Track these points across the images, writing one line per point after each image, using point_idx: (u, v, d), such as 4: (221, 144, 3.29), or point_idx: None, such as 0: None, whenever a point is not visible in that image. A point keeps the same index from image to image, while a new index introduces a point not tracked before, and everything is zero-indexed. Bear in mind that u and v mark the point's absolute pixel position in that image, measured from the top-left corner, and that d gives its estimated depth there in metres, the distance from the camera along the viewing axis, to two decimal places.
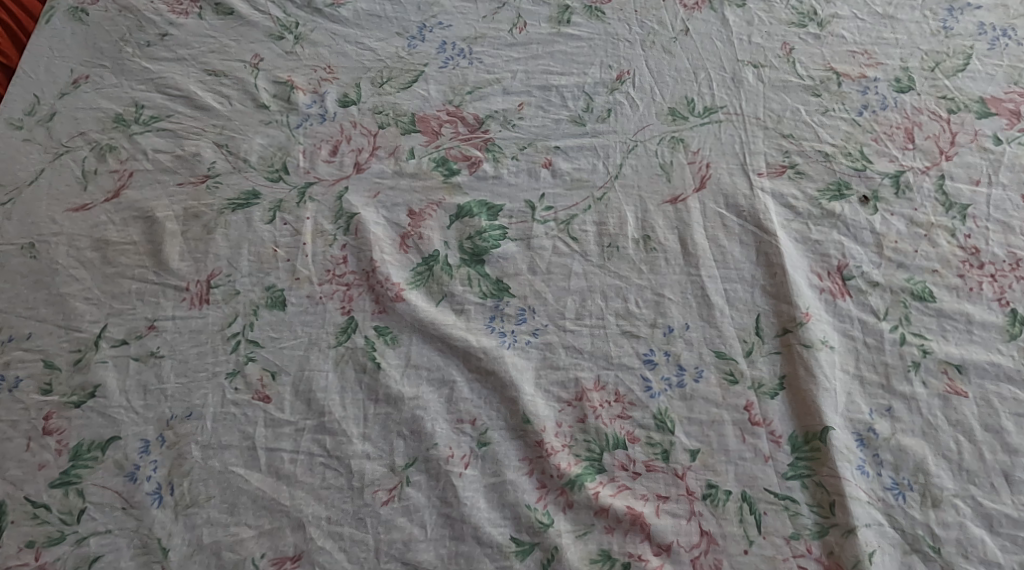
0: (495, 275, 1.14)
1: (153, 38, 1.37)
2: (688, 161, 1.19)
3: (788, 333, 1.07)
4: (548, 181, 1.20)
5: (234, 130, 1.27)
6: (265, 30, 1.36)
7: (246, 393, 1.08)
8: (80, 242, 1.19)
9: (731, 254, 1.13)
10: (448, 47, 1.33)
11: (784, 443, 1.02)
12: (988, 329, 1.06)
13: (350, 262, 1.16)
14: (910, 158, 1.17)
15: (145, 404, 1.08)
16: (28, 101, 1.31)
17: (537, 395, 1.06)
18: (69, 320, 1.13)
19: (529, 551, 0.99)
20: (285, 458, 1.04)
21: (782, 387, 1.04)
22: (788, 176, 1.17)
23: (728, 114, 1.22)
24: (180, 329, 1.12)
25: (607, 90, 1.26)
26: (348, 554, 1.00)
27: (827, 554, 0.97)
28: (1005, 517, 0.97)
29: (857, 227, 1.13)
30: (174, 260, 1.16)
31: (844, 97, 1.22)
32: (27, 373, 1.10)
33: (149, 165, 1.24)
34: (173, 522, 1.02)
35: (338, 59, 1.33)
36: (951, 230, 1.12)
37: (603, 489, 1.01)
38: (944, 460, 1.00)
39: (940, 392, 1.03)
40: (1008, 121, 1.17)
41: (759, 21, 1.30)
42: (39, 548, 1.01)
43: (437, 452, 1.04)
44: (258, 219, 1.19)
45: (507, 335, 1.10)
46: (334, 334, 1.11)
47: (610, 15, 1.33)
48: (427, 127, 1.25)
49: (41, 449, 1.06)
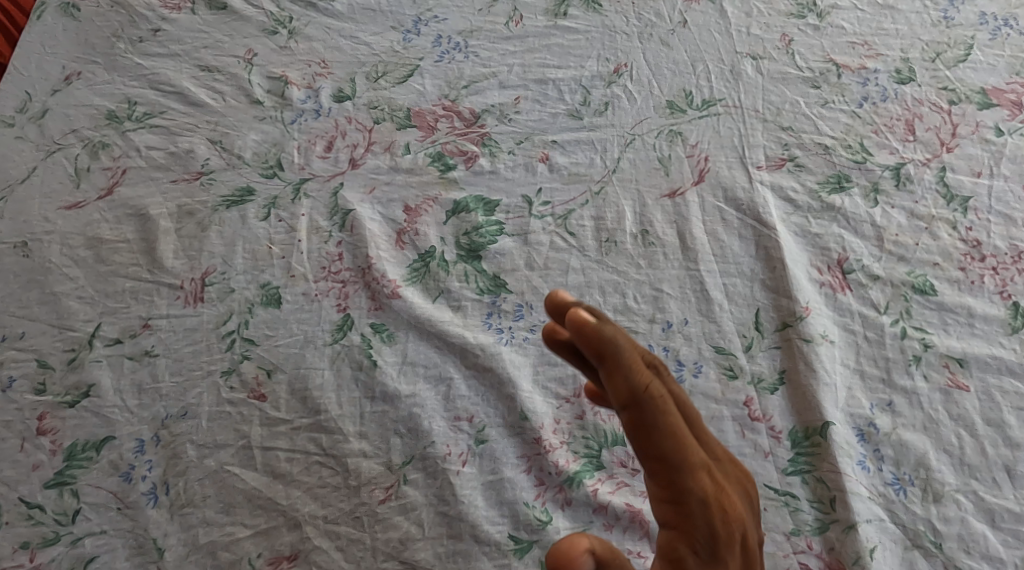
0: (492, 271, 1.13)
1: (146, 33, 1.36)
2: (687, 155, 1.18)
3: (787, 327, 1.06)
4: (546, 176, 1.19)
5: (228, 126, 1.25)
6: (259, 25, 1.35)
7: (242, 392, 1.07)
8: (73, 240, 1.18)
9: (730, 248, 1.12)
10: (444, 40, 1.32)
11: (784, 438, 1.01)
12: (990, 322, 1.04)
13: (346, 259, 1.15)
14: (910, 150, 1.15)
15: (140, 403, 1.07)
16: (20, 98, 1.30)
17: (534, 391, 1.06)
18: (63, 319, 1.12)
19: (528, 549, 0.98)
20: (281, 456, 1.04)
21: (782, 381, 1.04)
22: (788, 169, 1.16)
23: (727, 106, 1.21)
24: (175, 327, 1.11)
25: (604, 83, 1.25)
26: (346, 553, 0.99)
27: (828, 551, 0.96)
28: (1008, 512, 0.96)
29: (857, 220, 1.12)
30: (169, 258, 1.16)
31: (844, 88, 1.21)
32: (20, 373, 1.09)
33: (143, 162, 1.23)
34: (168, 522, 1.01)
35: (333, 53, 1.32)
36: (952, 222, 1.10)
37: (601, 486, 1.01)
38: (946, 454, 0.99)
39: (941, 386, 1.02)
40: (1010, 112, 1.16)
41: (758, 12, 1.29)
42: (34, 549, 1.00)
43: (434, 450, 1.03)
44: (253, 216, 1.18)
45: (505, 332, 1.09)
46: (330, 331, 1.10)
47: (607, 7, 1.32)
48: (423, 121, 1.24)
49: (35, 449, 1.05)
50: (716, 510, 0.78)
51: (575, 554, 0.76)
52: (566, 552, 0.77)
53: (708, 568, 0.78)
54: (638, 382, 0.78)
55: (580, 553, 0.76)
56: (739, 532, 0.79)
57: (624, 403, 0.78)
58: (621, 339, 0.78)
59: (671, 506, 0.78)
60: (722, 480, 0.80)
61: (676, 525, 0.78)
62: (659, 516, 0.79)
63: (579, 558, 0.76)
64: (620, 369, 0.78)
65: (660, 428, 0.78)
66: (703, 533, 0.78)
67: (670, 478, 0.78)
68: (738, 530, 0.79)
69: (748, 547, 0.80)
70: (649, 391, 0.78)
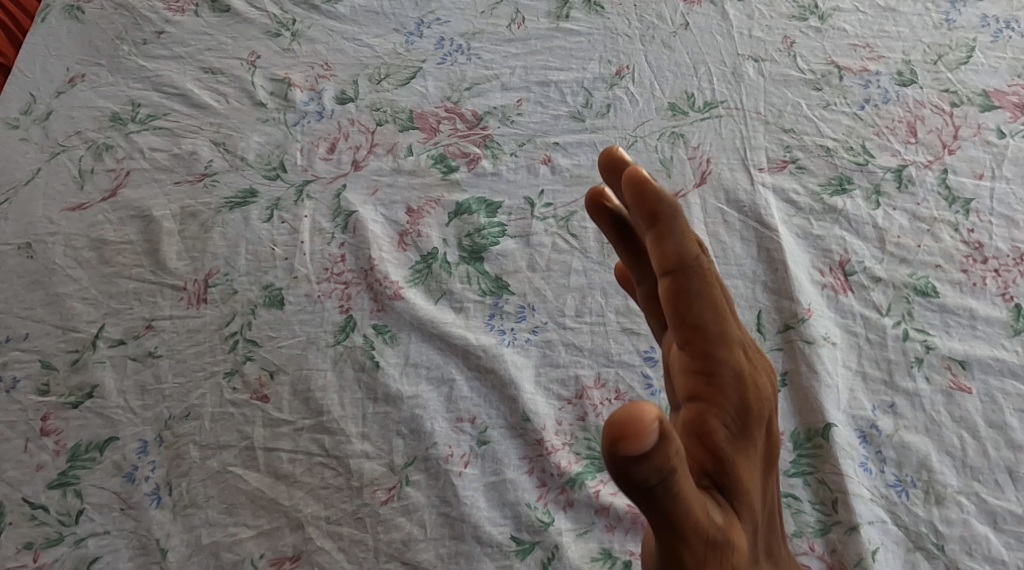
0: (495, 272, 1.13)
1: (150, 36, 1.36)
2: (688, 156, 1.18)
3: (789, 329, 1.06)
4: (548, 178, 1.19)
5: (231, 128, 1.26)
6: (262, 28, 1.36)
7: (244, 393, 1.07)
8: (76, 242, 1.18)
9: (732, 250, 1.12)
10: (446, 43, 1.32)
11: (785, 440, 1.01)
12: (992, 324, 1.04)
13: (348, 260, 1.15)
14: (912, 152, 1.16)
15: (143, 403, 1.07)
16: (24, 101, 1.31)
17: (536, 393, 1.06)
18: (66, 320, 1.13)
19: (530, 550, 0.98)
20: (283, 457, 1.04)
21: (783, 383, 1.04)
22: (790, 171, 1.16)
23: (729, 108, 1.21)
24: (178, 328, 1.11)
25: (606, 85, 1.25)
26: (348, 555, 0.99)
27: (830, 553, 0.96)
28: (1010, 514, 0.96)
29: (858, 222, 1.12)
30: (172, 259, 1.16)
31: (846, 90, 1.21)
32: (24, 374, 1.10)
33: (147, 163, 1.24)
34: (171, 522, 1.01)
35: (336, 56, 1.32)
36: (954, 224, 1.11)
37: (603, 487, 1.00)
38: (948, 456, 0.99)
39: (943, 388, 1.02)
40: (1012, 114, 1.16)
41: (759, 14, 1.29)
42: (38, 549, 1.00)
43: (436, 451, 1.03)
44: (256, 218, 1.18)
45: (507, 333, 1.09)
46: (333, 333, 1.10)
47: (609, 10, 1.32)
48: (426, 123, 1.25)
49: (39, 450, 1.05)
50: (750, 386, 0.68)
51: (645, 425, 0.59)
52: (631, 420, 0.59)
53: (738, 445, 0.67)
54: (689, 249, 0.67)
55: (649, 426, 0.59)
56: (766, 415, 0.69)
57: (667, 268, 0.67)
58: (678, 204, 0.68)
59: (703, 378, 0.67)
60: (757, 363, 0.70)
61: (704, 397, 0.67)
62: (683, 390, 0.67)
63: (648, 430, 0.59)
64: (671, 232, 0.67)
65: (703, 295, 0.67)
66: (733, 403, 0.67)
67: (707, 352, 0.67)
68: (764, 410, 0.69)
69: (769, 432, 0.71)
70: (699, 261, 0.67)
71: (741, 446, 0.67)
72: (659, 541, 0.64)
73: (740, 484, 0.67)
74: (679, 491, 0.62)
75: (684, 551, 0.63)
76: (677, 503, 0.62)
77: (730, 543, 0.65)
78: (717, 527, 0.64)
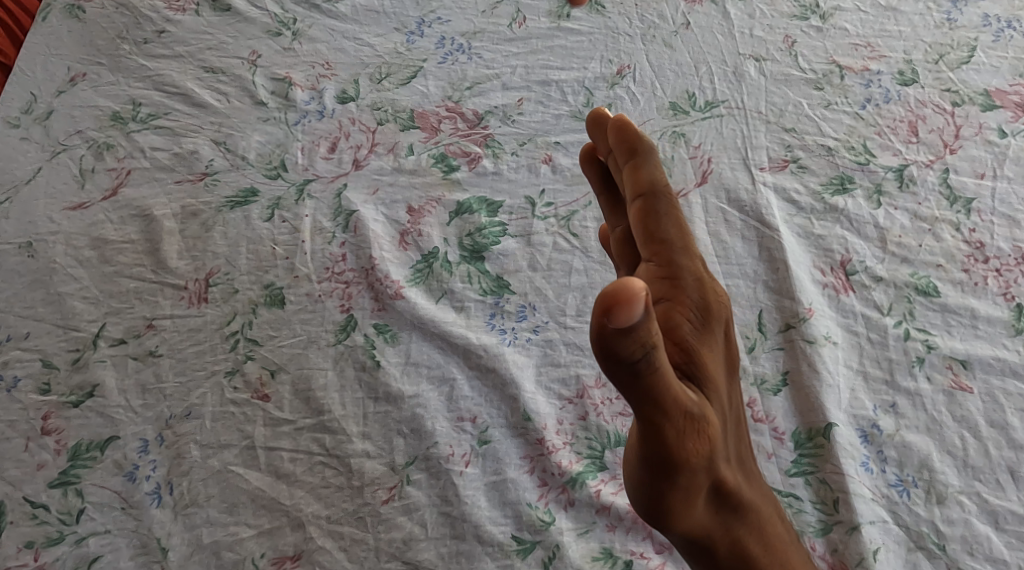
0: (495, 272, 1.13)
1: (151, 35, 1.36)
2: (689, 156, 1.18)
3: (790, 328, 1.06)
4: (549, 177, 1.19)
5: (232, 127, 1.26)
6: (263, 27, 1.36)
7: (245, 392, 1.07)
8: (77, 241, 1.18)
9: (733, 249, 1.12)
10: (447, 42, 1.32)
11: (787, 439, 1.01)
12: (993, 324, 1.04)
13: (349, 260, 1.15)
14: (913, 152, 1.15)
15: (143, 403, 1.07)
16: (25, 100, 1.30)
17: (537, 392, 1.06)
18: (67, 319, 1.13)
19: (530, 549, 0.98)
20: (284, 457, 1.04)
21: (785, 383, 1.04)
22: (791, 170, 1.16)
23: (730, 108, 1.21)
24: (179, 327, 1.11)
25: (607, 85, 1.25)
26: (348, 554, 0.99)
27: (831, 552, 0.96)
28: (1011, 514, 0.96)
29: (860, 221, 1.12)
30: (173, 258, 1.16)
31: (847, 89, 1.21)
32: (25, 373, 1.10)
33: (148, 163, 1.24)
34: (172, 522, 1.01)
35: (337, 55, 1.32)
36: (955, 223, 1.10)
37: (604, 487, 1.01)
38: (949, 456, 0.99)
39: (944, 388, 1.02)
40: (1014, 114, 1.16)
41: (760, 14, 1.29)
42: (38, 548, 1.00)
43: (437, 451, 1.03)
44: (257, 217, 1.18)
45: (508, 333, 1.09)
46: (333, 332, 1.10)
47: (610, 9, 1.32)
48: (426, 123, 1.24)
49: (39, 449, 1.05)
50: (707, 291, 0.80)
51: (633, 297, 0.67)
52: (621, 291, 0.67)
53: (700, 337, 0.78)
54: (659, 177, 0.85)
55: (637, 298, 0.67)
56: (722, 318, 0.82)
57: (639, 191, 0.84)
58: (654, 147, 0.87)
59: (665, 282, 0.80)
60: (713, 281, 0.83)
61: (670, 297, 0.79)
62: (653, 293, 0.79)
63: (635, 302, 0.67)
64: (645, 164, 0.85)
65: (668, 216, 0.82)
66: (694, 303, 0.79)
67: (670, 259, 0.80)
68: (721, 311, 0.82)
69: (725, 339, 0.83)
70: (666, 189, 0.84)
71: (702, 337, 0.79)
72: (641, 417, 0.73)
73: (705, 371, 0.77)
74: (659, 368, 0.70)
75: (663, 423, 0.72)
76: (654, 377, 0.70)
77: (702, 415, 0.74)
78: (692, 401, 0.73)
